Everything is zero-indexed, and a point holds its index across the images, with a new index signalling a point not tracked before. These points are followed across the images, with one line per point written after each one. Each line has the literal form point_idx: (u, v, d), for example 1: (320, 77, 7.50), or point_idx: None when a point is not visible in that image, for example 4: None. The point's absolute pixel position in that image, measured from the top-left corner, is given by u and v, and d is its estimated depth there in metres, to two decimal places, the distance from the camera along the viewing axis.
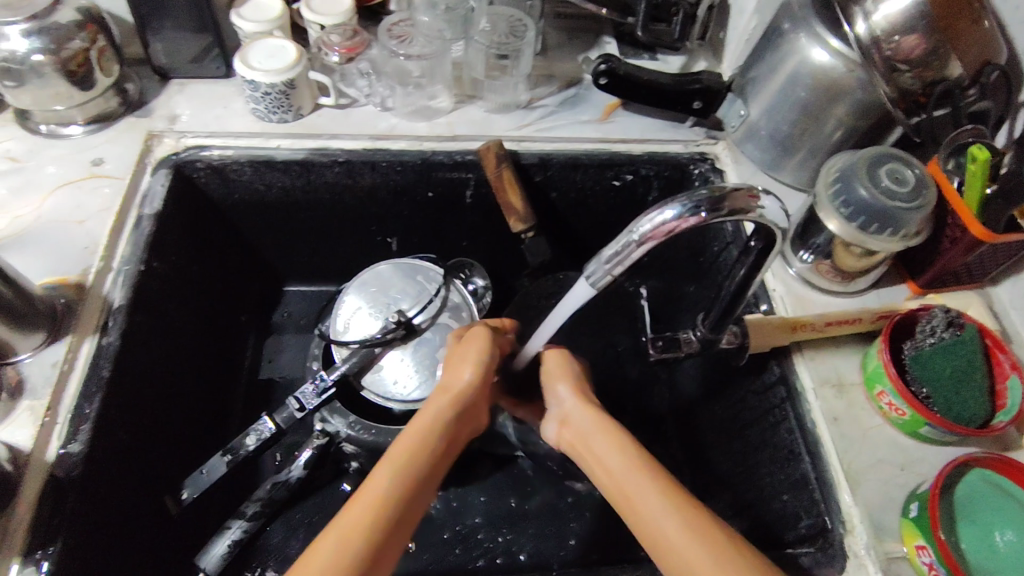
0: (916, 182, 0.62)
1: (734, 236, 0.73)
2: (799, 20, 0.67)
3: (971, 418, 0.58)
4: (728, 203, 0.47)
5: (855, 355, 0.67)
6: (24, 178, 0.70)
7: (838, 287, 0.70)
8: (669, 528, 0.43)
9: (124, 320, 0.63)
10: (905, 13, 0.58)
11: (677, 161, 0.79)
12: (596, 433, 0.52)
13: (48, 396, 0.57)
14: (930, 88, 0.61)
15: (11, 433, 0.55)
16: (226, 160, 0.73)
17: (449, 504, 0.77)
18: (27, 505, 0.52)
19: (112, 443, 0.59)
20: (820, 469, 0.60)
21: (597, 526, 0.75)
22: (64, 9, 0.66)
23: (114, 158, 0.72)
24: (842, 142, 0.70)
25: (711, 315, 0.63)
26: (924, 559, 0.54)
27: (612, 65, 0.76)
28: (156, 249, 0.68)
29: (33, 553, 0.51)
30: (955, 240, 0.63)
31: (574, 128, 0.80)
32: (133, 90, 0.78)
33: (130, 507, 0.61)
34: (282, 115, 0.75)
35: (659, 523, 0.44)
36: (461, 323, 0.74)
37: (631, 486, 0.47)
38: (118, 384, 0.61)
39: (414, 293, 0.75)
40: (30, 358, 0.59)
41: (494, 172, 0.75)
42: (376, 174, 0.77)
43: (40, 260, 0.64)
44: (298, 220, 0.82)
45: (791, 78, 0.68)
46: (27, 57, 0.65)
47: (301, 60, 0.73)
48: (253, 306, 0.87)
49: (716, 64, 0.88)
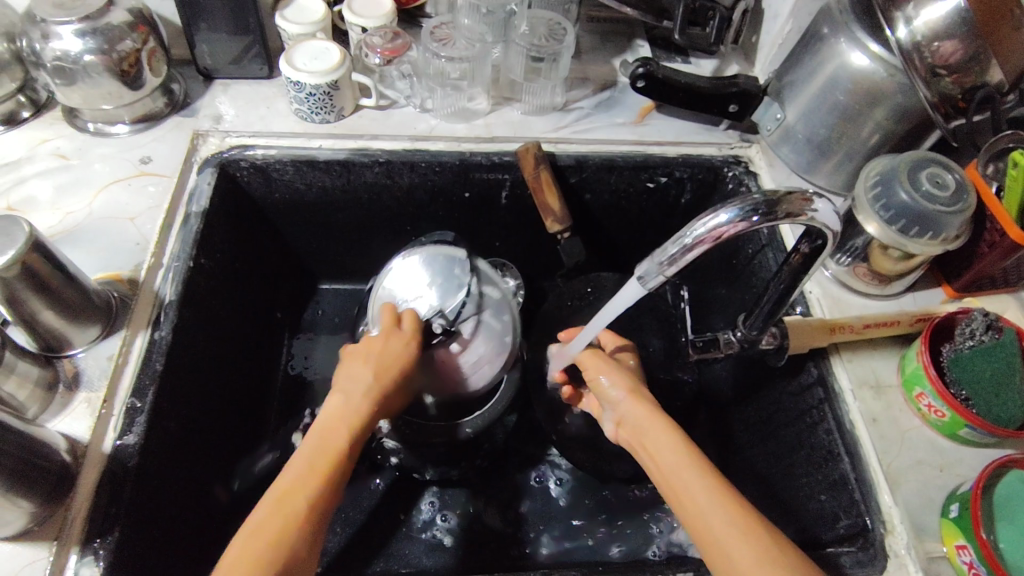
0: (957, 186, 0.63)
1: (769, 238, 0.74)
2: (839, 25, 0.68)
3: (1010, 421, 0.59)
4: (783, 207, 0.48)
5: (893, 357, 0.67)
6: (73, 176, 0.72)
7: (874, 289, 0.71)
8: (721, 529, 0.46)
9: (175, 315, 0.64)
10: (947, 19, 0.59)
11: (711, 164, 0.80)
12: (650, 429, 0.55)
13: (104, 388, 0.59)
14: (970, 93, 0.62)
15: (69, 424, 0.57)
16: (269, 159, 0.75)
17: (485, 501, 0.77)
18: (86, 494, 0.54)
19: (165, 436, 0.61)
20: (859, 469, 0.61)
21: (631, 525, 0.76)
22: (116, 10, 0.68)
23: (161, 156, 0.74)
24: (879, 146, 0.71)
25: (756, 313, 0.63)
26: (964, 559, 0.55)
27: (650, 68, 0.77)
28: (203, 246, 0.69)
29: (92, 542, 0.52)
30: (993, 244, 0.64)
31: (609, 130, 0.81)
32: (179, 90, 0.79)
33: (180, 499, 0.62)
34: (325, 115, 0.77)
35: (712, 519, 0.46)
36: (503, 324, 0.67)
37: (682, 484, 0.50)
38: (170, 378, 0.62)
39: (446, 290, 0.65)
40: (84, 352, 0.60)
41: (533, 173, 0.76)
42: (415, 175, 0.78)
43: (94, 257, 0.66)
44: (336, 219, 0.82)
45: (832, 83, 0.69)
46: (80, 58, 0.66)
47: (344, 61, 0.74)
48: (288, 304, 0.88)
49: (749, 68, 0.88)
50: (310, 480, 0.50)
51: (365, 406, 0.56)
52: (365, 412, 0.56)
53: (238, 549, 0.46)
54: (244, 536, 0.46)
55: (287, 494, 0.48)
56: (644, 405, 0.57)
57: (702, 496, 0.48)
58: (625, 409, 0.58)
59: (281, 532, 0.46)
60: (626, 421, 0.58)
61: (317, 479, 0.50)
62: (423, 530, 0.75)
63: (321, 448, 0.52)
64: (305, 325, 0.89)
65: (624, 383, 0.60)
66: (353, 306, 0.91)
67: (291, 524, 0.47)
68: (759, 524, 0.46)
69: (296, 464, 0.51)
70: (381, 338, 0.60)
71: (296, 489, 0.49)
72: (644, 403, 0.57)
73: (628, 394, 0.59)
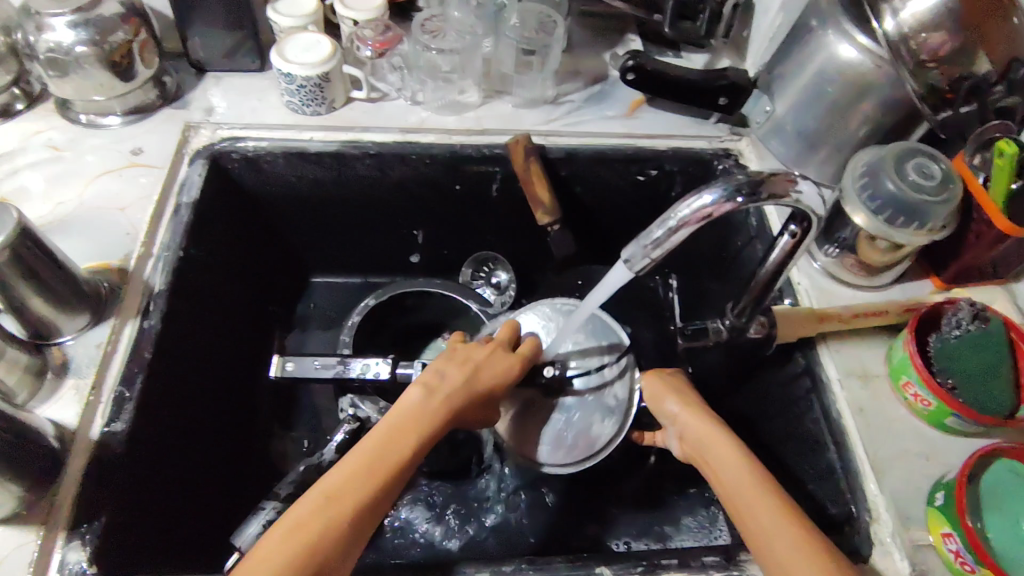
0: (943, 177, 0.63)
1: (758, 230, 0.74)
2: (827, 18, 0.68)
3: (1000, 409, 0.58)
4: (766, 188, 0.49)
5: (880, 347, 0.68)
6: (65, 167, 0.72)
7: (862, 281, 0.71)
8: (782, 545, 0.47)
9: (165, 303, 0.64)
10: (932, 12, 0.60)
11: (701, 157, 0.80)
12: (712, 444, 0.56)
13: (92, 375, 0.59)
14: (957, 84, 0.61)
15: (56, 411, 0.57)
16: (260, 151, 0.75)
17: (475, 492, 0.78)
18: (73, 480, 0.54)
19: (153, 424, 0.61)
20: (845, 458, 0.61)
21: (621, 515, 0.76)
22: (108, 2, 0.68)
23: (154, 148, 0.74)
24: (867, 138, 0.71)
25: (743, 302, 0.64)
26: (951, 547, 0.54)
27: (640, 61, 0.78)
28: (194, 236, 0.70)
29: (79, 527, 0.52)
30: (980, 235, 0.64)
31: (600, 123, 0.82)
32: (171, 83, 0.79)
33: (167, 487, 0.62)
34: (316, 107, 0.77)
35: (773, 533, 0.47)
36: (604, 430, 0.70)
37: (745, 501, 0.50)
38: (159, 365, 0.62)
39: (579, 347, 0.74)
40: (73, 340, 0.61)
41: (523, 164, 0.76)
42: (405, 167, 0.78)
43: (85, 246, 0.66)
44: (328, 212, 0.83)
45: (819, 75, 0.69)
46: (71, 49, 0.67)
47: (334, 54, 0.74)
48: (281, 297, 0.88)
49: (740, 62, 0.89)
50: (372, 476, 0.48)
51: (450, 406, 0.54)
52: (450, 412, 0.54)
53: (283, 530, 0.44)
54: (288, 523, 0.44)
55: (349, 487, 0.47)
56: (706, 420, 0.59)
57: (769, 515, 0.49)
58: (690, 425, 0.59)
59: (330, 525, 0.45)
60: (689, 436, 0.59)
61: (384, 476, 0.48)
62: (413, 520, 0.75)
63: (399, 441, 0.51)
64: (297, 319, 0.90)
65: (684, 401, 0.61)
66: (345, 300, 0.91)
67: (343, 518, 0.45)
68: (828, 552, 0.46)
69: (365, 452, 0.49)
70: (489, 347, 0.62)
71: (359, 482, 0.47)
72: (710, 419, 0.59)
73: (687, 409, 0.60)
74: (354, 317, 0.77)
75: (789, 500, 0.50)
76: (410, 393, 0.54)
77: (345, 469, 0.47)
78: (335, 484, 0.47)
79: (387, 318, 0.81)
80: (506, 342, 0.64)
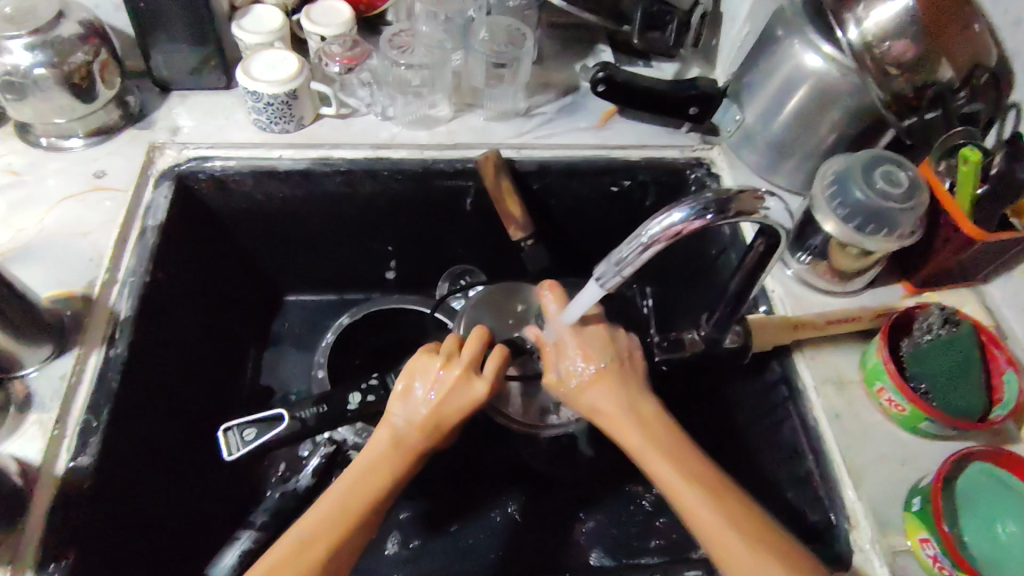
0: (910, 183, 0.64)
1: (731, 239, 0.74)
2: (793, 28, 0.68)
3: (969, 412, 0.59)
4: (735, 205, 0.49)
5: (854, 353, 0.68)
6: (25, 193, 0.70)
7: (835, 287, 0.71)
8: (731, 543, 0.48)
9: (132, 330, 0.63)
10: (896, 19, 0.60)
11: (673, 166, 0.80)
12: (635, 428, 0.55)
13: (57, 409, 0.57)
14: (921, 91, 0.63)
15: (20, 447, 0.55)
16: (228, 171, 0.74)
17: (456, 505, 0.75)
18: (37, 520, 0.52)
19: (122, 457, 0.59)
20: (823, 466, 0.62)
21: (608, 524, 0.74)
22: (66, 22, 0.67)
23: (117, 170, 0.73)
24: (836, 146, 0.72)
25: (718, 315, 0.65)
26: (928, 552, 0.54)
27: (610, 72, 0.78)
28: (161, 260, 0.68)
29: (46, 566, 0.51)
30: (948, 239, 0.64)
31: (572, 135, 0.81)
32: (134, 102, 0.78)
33: (138, 518, 0.61)
34: (284, 125, 0.76)
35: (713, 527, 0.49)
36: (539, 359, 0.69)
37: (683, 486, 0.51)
38: (125, 396, 0.60)
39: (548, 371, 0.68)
40: (35, 372, 0.59)
41: (493, 181, 0.75)
42: (377, 184, 0.77)
43: (48, 273, 0.65)
44: (298, 229, 0.81)
45: (786, 84, 0.70)
46: (28, 71, 0.65)
47: (302, 71, 0.73)
48: (251, 317, 0.86)
49: (709, 71, 0.89)
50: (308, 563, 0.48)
51: (422, 446, 0.56)
52: (418, 439, 0.56)
53: None
54: None
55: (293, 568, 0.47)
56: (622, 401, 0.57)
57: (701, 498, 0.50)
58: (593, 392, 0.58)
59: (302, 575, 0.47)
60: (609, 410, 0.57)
61: (332, 533, 0.49)
62: (397, 540, 0.73)
63: (370, 482, 0.53)
64: (271, 338, 0.87)
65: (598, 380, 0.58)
66: (321, 318, 0.89)
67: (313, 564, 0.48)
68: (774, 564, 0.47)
69: (314, 518, 0.50)
70: (448, 369, 0.58)
71: (330, 528, 0.50)
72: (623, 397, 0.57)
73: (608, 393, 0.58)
74: (329, 337, 0.78)
75: (740, 513, 0.49)
76: (377, 435, 0.56)
77: (277, 553, 0.48)
78: (305, 532, 0.49)
79: (365, 336, 0.82)
80: (473, 360, 0.59)
